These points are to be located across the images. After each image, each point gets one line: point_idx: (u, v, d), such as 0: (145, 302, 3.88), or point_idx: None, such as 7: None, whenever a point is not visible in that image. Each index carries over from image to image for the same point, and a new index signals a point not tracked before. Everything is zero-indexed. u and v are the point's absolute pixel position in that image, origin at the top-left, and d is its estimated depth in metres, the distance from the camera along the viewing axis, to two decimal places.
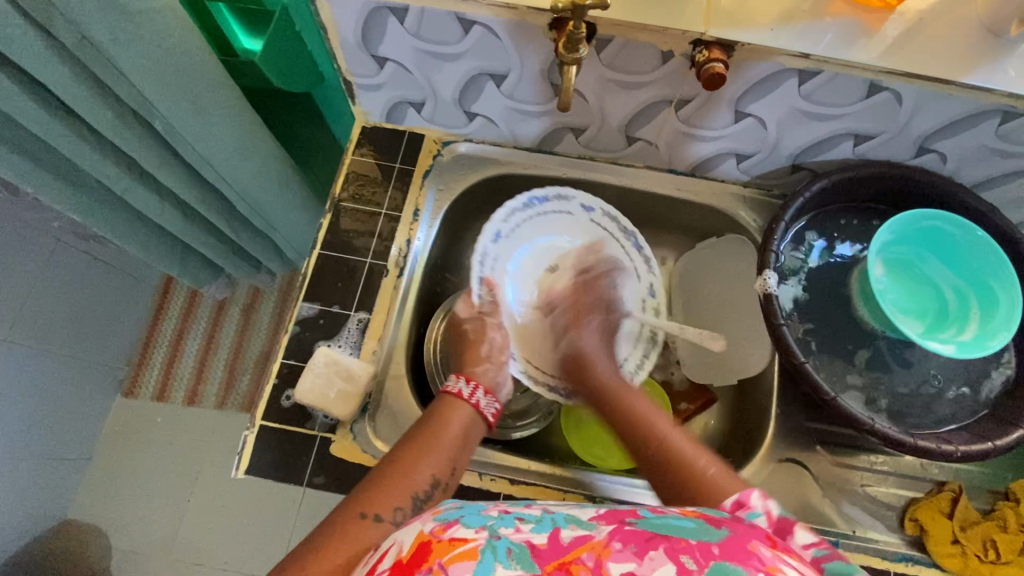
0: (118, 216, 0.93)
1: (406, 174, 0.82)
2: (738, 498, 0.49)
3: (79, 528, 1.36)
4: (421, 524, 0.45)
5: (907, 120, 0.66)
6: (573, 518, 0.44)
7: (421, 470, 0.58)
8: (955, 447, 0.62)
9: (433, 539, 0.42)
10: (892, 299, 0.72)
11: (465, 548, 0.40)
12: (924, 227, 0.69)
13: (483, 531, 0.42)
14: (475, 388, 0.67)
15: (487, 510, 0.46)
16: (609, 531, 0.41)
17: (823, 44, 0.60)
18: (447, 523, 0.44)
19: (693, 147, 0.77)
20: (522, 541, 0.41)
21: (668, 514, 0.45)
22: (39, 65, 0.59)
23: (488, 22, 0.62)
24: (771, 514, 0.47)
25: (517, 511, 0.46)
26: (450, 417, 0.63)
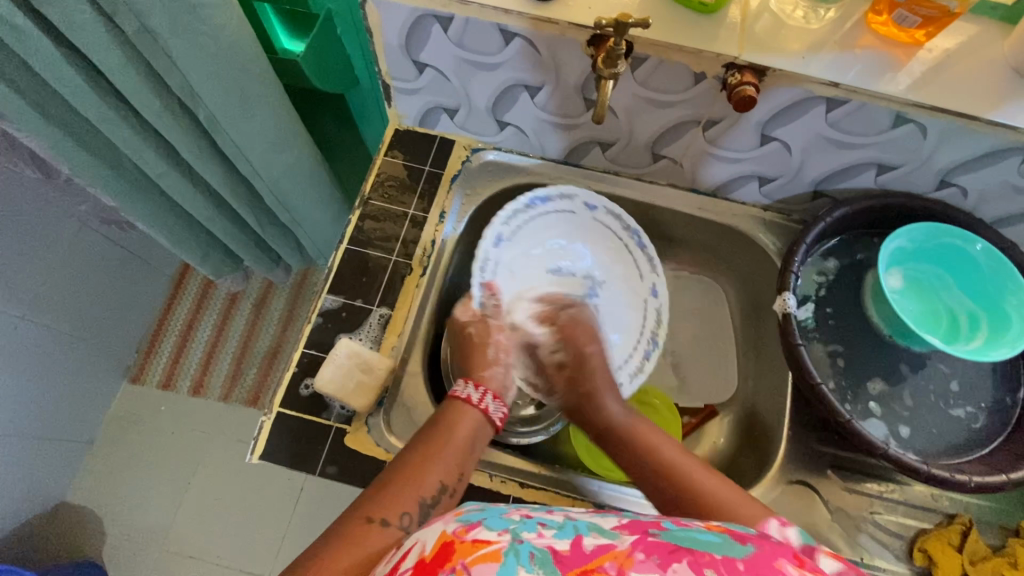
0: (150, 201, 0.96)
1: (434, 177, 0.84)
2: (753, 532, 0.52)
3: (75, 510, 1.36)
4: (443, 523, 0.46)
5: (930, 153, 0.67)
6: (596, 525, 0.44)
7: (428, 477, 0.57)
8: (969, 477, 0.62)
9: (456, 539, 0.43)
10: (904, 307, 0.74)
11: (488, 550, 0.41)
12: (948, 244, 0.71)
13: (505, 534, 0.43)
14: (483, 393, 0.67)
15: (509, 514, 0.46)
16: (632, 541, 0.42)
17: (851, 74, 0.62)
18: (469, 525, 0.44)
19: (717, 168, 0.78)
20: (545, 547, 0.41)
21: (692, 527, 0.45)
22: (98, 50, 0.61)
23: (528, 35, 0.64)
24: (790, 540, 0.49)
25: (540, 516, 0.46)
26: (459, 423, 0.63)
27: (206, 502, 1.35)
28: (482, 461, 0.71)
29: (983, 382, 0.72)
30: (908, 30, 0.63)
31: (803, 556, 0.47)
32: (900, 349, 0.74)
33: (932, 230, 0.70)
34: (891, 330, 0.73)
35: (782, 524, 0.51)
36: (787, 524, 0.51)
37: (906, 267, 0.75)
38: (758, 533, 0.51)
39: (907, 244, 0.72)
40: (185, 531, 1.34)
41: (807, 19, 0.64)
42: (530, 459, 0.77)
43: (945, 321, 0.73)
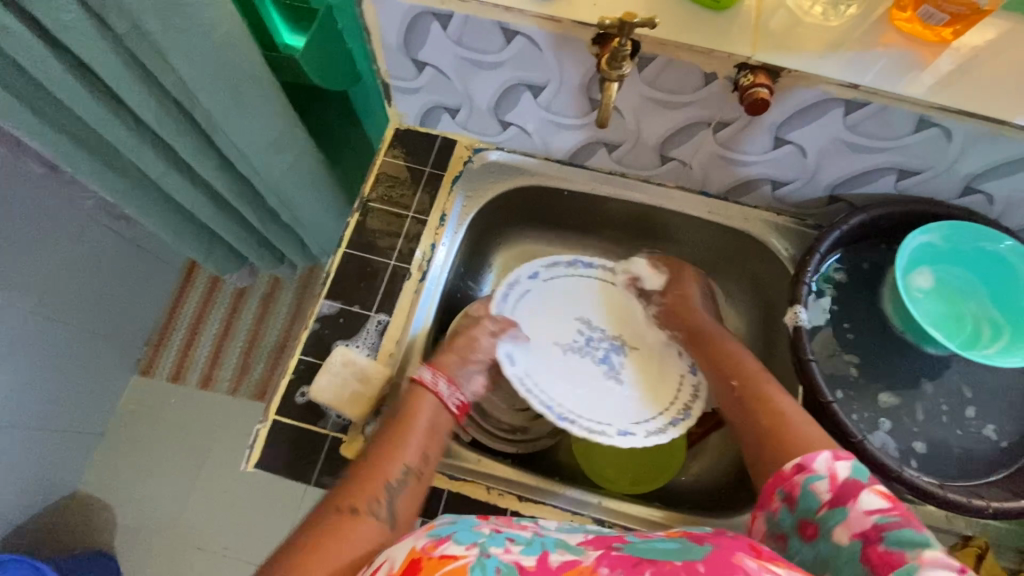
0: (151, 200, 0.95)
1: (436, 178, 0.82)
2: (801, 462, 0.52)
3: (87, 501, 1.38)
4: (413, 539, 0.45)
5: (955, 157, 0.64)
6: (563, 542, 0.45)
7: (395, 461, 0.57)
8: (987, 502, 0.59)
9: (423, 556, 0.42)
10: (927, 306, 0.69)
11: (455, 566, 0.41)
12: (983, 249, 0.67)
13: (473, 548, 0.43)
14: (438, 376, 0.66)
15: (478, 527, 0.46)
16: (597, 556, 0.42)
17: (871, 74, 0.58)
18: (439, 539, 0.44)
19: (728, 171, 0.75)
20: (511, 561, 0.42)
21: (655, 538, 0.45)
22: (90, 51, 0.60)
23: (530, 34, 0.62)
24: (837, 476, 0.50)
25: (509, 531, 0.46)
26: (418, 406, 0.63)
27: (214, 495, 1.37)
28: (481, 472, 0.69)
29: (1005, 398, 0.69)
30: (934, 28, 0.59)
31: (848, 491, 0.49)
32: (918, 362, 0.71)
33: (966, 229, 0.66)
34: (903, 326, 0.70)
35: (835, 457, 0.51)
36: (842, 456, 0.51)
37: (934, 268, 0.70)
38: (804, 460, 0.52)
39: (939, 242, 0.68)
40: (193, 523, 1.35)
41: (826, 16, 0.61)
42: (530, 470, 0.75)
43: (968, 328, 0.68)
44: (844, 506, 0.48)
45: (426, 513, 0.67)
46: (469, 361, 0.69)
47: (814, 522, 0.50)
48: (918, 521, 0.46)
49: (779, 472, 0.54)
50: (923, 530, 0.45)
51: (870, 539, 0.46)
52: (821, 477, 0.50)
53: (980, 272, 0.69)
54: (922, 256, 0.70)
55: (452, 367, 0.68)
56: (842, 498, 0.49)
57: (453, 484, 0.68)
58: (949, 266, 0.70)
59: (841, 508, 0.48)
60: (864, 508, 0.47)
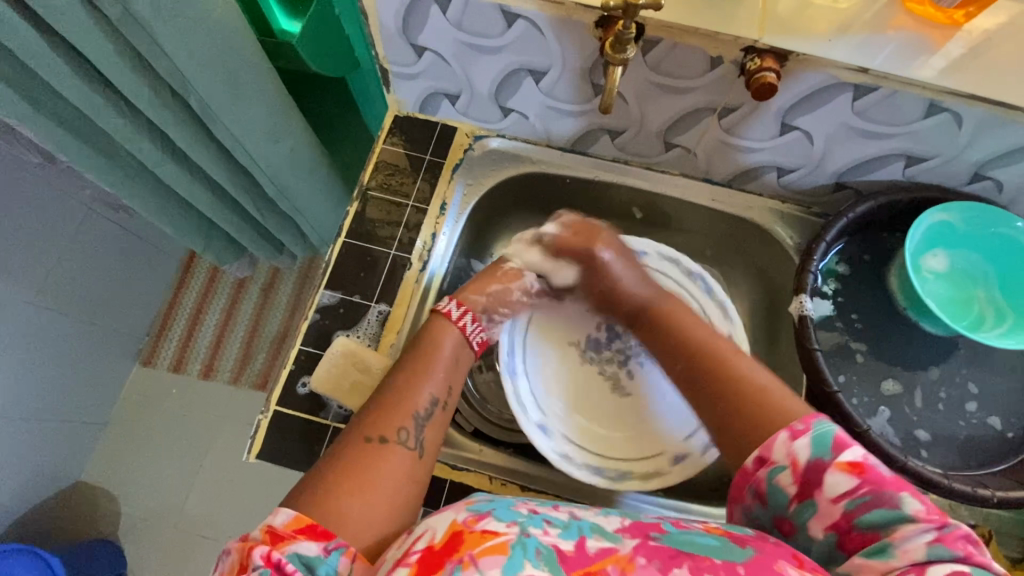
0: (149, 190, 0.94)
1: (436, 167, 0.81)
2: (760, 454, 0.50)
3: (91, 490, 1.38)
4: (453, 513, 0.45)
5: (965, 143, 0.62)
6: (598, 526, 0.44)
7: (419, 392, 0.58)
8: (991, 491, 0.59)
9: (464, 529, 0.42)
10: (936, 286, 0.68)
11: (496, 542, 0.41)
12: (1002, 235, 0.66)
13: (513, 526, 0.43)
14: (464, 311, 0.66)
15: (516, 507, 0.46)
16: (633, 546, 0.42)
17: (881, 57, 0.57)
18: (478, 514, 0.44)
19: (733, 158, 0.74)
20: (550, 544, 0.41)
21: (691, 529, 0.45)
22: (83, 36, 0.59)
23: (532, 17, 0.60)
24: (796, 465, 0.47)
25: (544, 512, 0.46)
26: (441, 339, 0.63)
27: (217, 485, 1.38)
28: (483, 463, 0.69)
29: (1011, 388, 0.69)
30: (946, 9, 0.58)
31: (812, 480, 0.47)
32: (924, 351, 0.70)
33: (991, 212, 0.65)
34: (906, 303, 0.70)
35: (793, 436, 0.49)
36: (800, 433, 0.48)
37: (947, 250, 0.69)
38: (764, 451, 0.50)
39: (958, 222, 0.67)
40: (197, 511, 1.36)
41: None
42: (533, 460, 0.75)
43: (972, 310, 0.68)
44: (812, 498, 0.47)
45: (429, 503, 0.67)
46: (497, 309, 0.70)
47: (789, 518, 0.49)
48: (892, 488, 0.45)
49: (742, 468, 0.52)
50: (897, 498, 0.44)
51: (841, 526, 0.46)
52: (783, 468, 0.48)
53: (989, 258, 0.69)
54: (937, 237, 0.69)
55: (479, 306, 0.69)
56: (808, 489, 0.47)
57: (456, 475, 0.68)
58: (963, 250, 0.69)
59: (808, 500, 0.47)
60: (833, 494, 0.46)
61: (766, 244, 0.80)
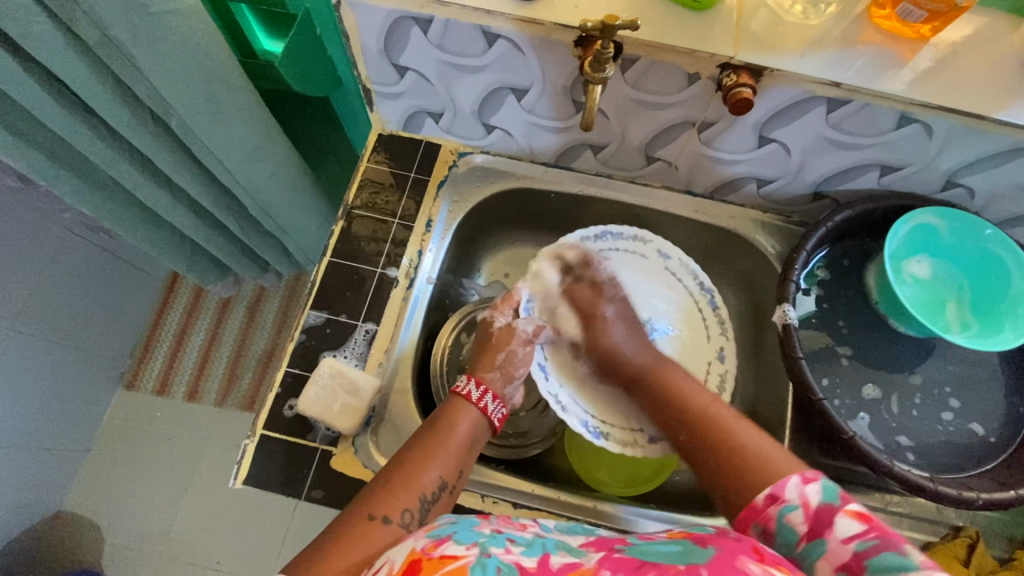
0: (130, 212, 0.93)
1: (421, 184, 0.81)
2: (772, 492, 0.50)
3: (72, 520, 1.34)
4: (413, 541, 0.44)
5: (937, 152, 0.64)
6: (563, 544, 0.45)
7: (428, 472, 0.57)
8: (977, 494, 0.60)
9: (423, 556, 0.42)
10: (911, 288, 0.70)
11: (455, 566, 0.40)
12: (985, 249, 0.68)
13: (473, 548, 0.42)
14: (484, 392, 0.65)
15: (477, 527, 0.46)
16: (598, 559, 0.42)
17: (852, 71, 0.59)
18: (438, 540, 0.43)
19: (713, 170, 0.75)
20: (511, 561, 0.41)
21: (658, 539, 0.45)
22: (60, 60, 0.58)
23: (512, 37, 0.61)
24: (808, 505, 0.48)
25: (508, 532, 0.46)
26: (457, 420, 0.62)
27: (204, 509, 1.35)
28: (474, 481, 0.69)
29: (992, 390, 0.70)
30: (912, 24, 0.60)
31: (823, 519, 0.47)
32: (904, 356, 0.72)
33: (974, 224, 0.67)
34: (878, 297, 0.71)
35: (804, 481, 0.49)
36: (810, 479, 0.49)
37: (930, 258, 0.71)
38: (776, 490, 0.50)
39: (943, 229, 0.69)
40: (182, 537, 1.33)
41: (807, 14, 0.61)
42: (525, 476, 0.74)
43: (943, 316, 0.69)
44: (823, 539, 0.46)
45: None
46: (512, 376, 0.69)
47: (795, 558, 0.48)
48: (898, 538, 0.44)
49: (751, 505, 0.52)
50: (903, 549, 0.43)
51: (853, 570, 0.44)
52: (795, 507, 0.48)
53: (973, 277, 0.69)
54: (921, 241, 0.70)
55: (494, 383, 0.68)
56: (819, 529, 0.47)
57: None
58: (949, 264, 0.71)
59: (819, 539, 0.46)
60: (841, 536, 0.45)
61: (748, 254, 0.82)
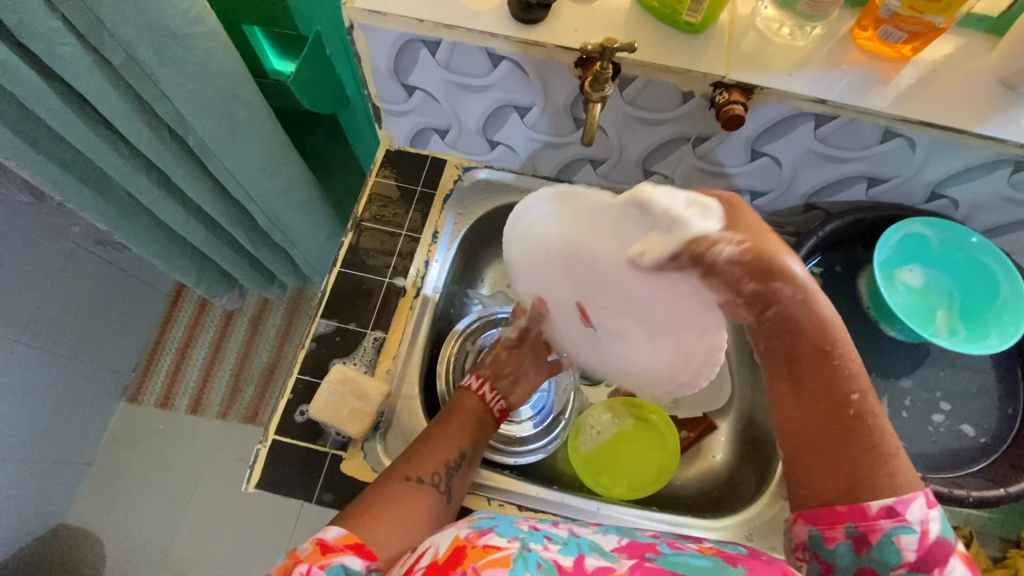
0: (142, 226, 0.95)
1: (427, 197, 0.84)
2: (894, 504, 0.52)
3: (75, 533, 1.35)
4: (456, 529, 0.48)
5: (920, 165, 0.68)
6: (597, 547, 0.48)
7: (450, 444, 0.65)
8: (967, 492, 0.62)
9: (467, 544, 0.45)
10: (902, 295, 0.72)
11: (498, 556, 0.43)
12: (974, 259, 0.70)
13: (514, 541, 0.46)
14: None
15: (517, 524, 0.49)
16: (631, 565, 0.45)
17: (837, 89, 0.62)
18: (481, 531, 0.46)
19: (708, 183, 0.78)
20: (550, 559, 0.45)
21: (687, 551, 0.48)
22: (87, 80, 0.62)
23: (516, 58, 0.64)
24: (928, 532, 0.51)
25: (545, 530, 0.49)
26: (469, 399, 0.72)
27: (207, 521, 1.35)
28: (479, 484, 0.71)
29: (982, 393, 0.72)
30: (894, 45, 0.63)
31: (931, 548, 0.51)
32: (897, 361, 0.74)
33: (966, 235, 0.70)
34: (871, 303, 0.74)
35: (929, 508, 0.52)
36: (933, 506, 0.53)
37: (920, 266, 0.74)
38: (899, 508, 0.52)
39: (934, 239, 0.71)
40: (185, 549, 1.33)
41: (794, 36, 0.64)
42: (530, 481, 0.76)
43: (931, 322, 0.71)
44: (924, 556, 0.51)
45: None
46: None
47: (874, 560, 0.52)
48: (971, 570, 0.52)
49: (857, 505, 0.53)
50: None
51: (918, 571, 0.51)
52: (913, 531, 0.51)
53: (961, 286, 0.72)
54: (912, 249, 0.73)
55: None
56: (925, 552, 0.51)
57: None
58: (941, 274, 0.73)
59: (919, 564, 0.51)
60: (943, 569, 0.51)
61: None
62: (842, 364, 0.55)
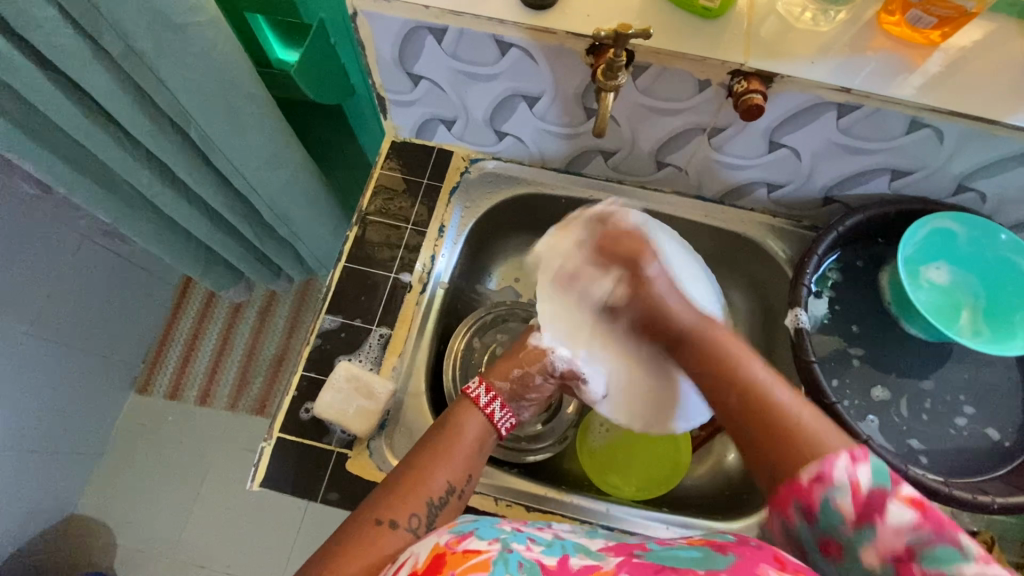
0: (146, 218, 0.94)
1: (433, 190, 0.82)
2: (818, 470, 0.45)
3: (86, 523, 1.36)
4: (437, 535, 0.46)
5: (948, 157, 0.65)
6: (583, 546, 0.46)
7: (436, 477, 0.56)
8: (991, 498, 0.60)
9: (447, 550, 0.43)
10: (926, 292, 0.70)
11: (478, 560, 0.42)
12: (1006, 260, 0.67)
13: (495, 543, 0.44)
14: (493, 398, 0.64)
15: (499, 525, 0.47)
16: (617, 562, 0.43)
17: (862, 77, 0.59)
18: (462, 535, 0.45)
19: (723, 175, 0.76)
20: (533, 559, 0.43)
21: (676, 545, 0.45)
22: (84, 69, 0.60)
23: (525, 46, 0.62)
24: (859, 488, 0.43)
25: (529, 530, 0.47)
26: (464, 428, 0.60)
27: (215, 512, 1.36)
28: (487, 483, 0.70)
29: (1008, 397, 0.70)
30: (922, 30, 0.60)
31: (874, 505, 0.43)
32: (918, 361, 0.71)
33: (997, 235, 0.67)
34: (892, 299, 0.71)
35: (854, 462, 0.44)
36: (860, 458, 0.44)
37: (946, 263, 0.71)
38: (823, 469, 0.45)
39: (964, 237, 0.69)
40: (194, 540, 1.34)
41: (816, 21, 0.61)
42: (539, 480, 0.75)
43: (955, 321, 0.69)
44: (871, 524, 0.43)
45: None
46: (520, 397, 0.68)
47: (839, 540, 0.44)
48: (951, 526, 0.41)
49: (791, 481, 0.46)
50: (960, 541, 0.40)
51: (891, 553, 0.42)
52: (844, 492, 0.43)
53: (989, 286, 0.69)
54: (941, 245, 0.70)
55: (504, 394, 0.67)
56: (869, 513, 0.43)
57: None
58: (968, 272, 0.70)
59: (869, 526, 0.43)
60: (892, 524, 0.42)
61: (758, 258, 0.82)
62: (723, 349, 0.57)
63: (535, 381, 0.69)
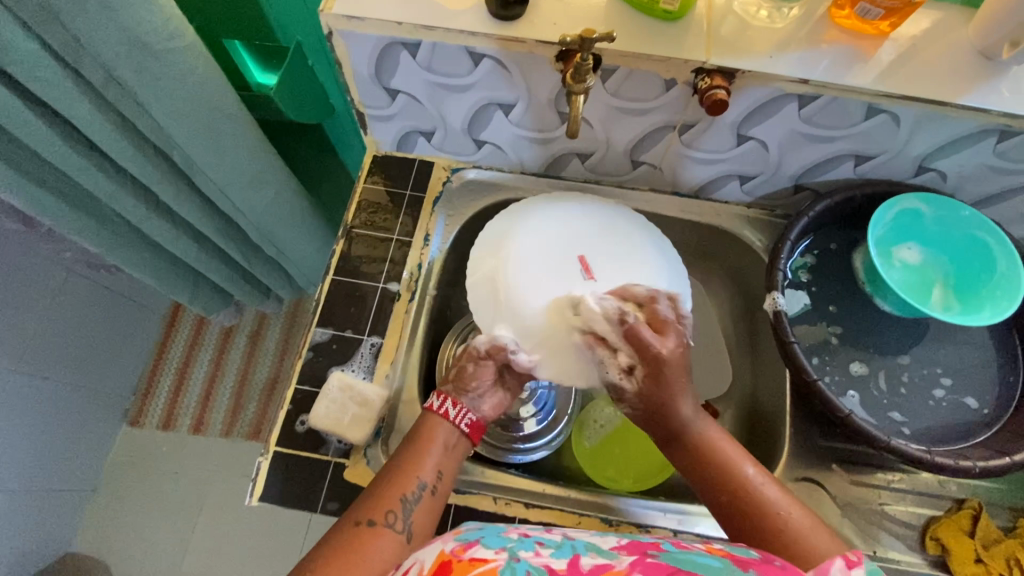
0: (132, 246, 0.95)
1: (417, 201, 0.84)
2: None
3: (82, 560, 1.33)
4: (441, 543, 0.47)
5: (906, 139, 0.68)
6: (593, 546, 0.48)
7: (410, 477, 0.58)
8: (973, 463, 0.61)
9: (454, 558, 0.44)
10: (898, 271, 0.72)
11: (486, 567, 0.43)
12: (972, 237, 0.70)
13: (502, 552, 0.45)
14: (445, 399, 0.64)
15: (506, 534, 0.49)
16: (630, 561, 0.44)
17: (820, 69, 0.62)
18: (467, 544, 0.46)
19: (696, 170, 0.78)
20: (541, 564, 0.44)
21: (692, 550, 0.47)
22: (66, 100, 0.61)
23: (496, 55, 0.64)
24: None
25: (536, 537, 0.49)
26: (433, 430, 0.62)
27: (214, 539, 1.34)
28: (484, 484, 0.70)
29: (983, 367, 0.72)
30: (871, 21, 0.63)
31: None
32: (896, 338, 0.74)
33: (961, 213, 0.70)
34: (866, 279, 0.74)
35: (848, 566, 0.46)
36: (853, 563, 0.47)
37: (916, 243, 0.73)
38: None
39: (932, 217, 0.72)
40: (194, 569, 1.32)
41: (772, 18, 0.65)
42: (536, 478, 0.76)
43: (927, 297, 0.71)
44: None
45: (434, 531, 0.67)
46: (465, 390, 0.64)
47: None
48: None
49: None
50: None
51: None
52: None
53: (957, 263, 0.72)
54: (909, 225, 0.73)
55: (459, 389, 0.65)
56: None
57: (459, 498, 0.68)
58: (938, 251, 0.73)
59: None
60: None
61: (736, 248, 0.85)
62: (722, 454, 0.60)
63: (470, 370, 0.65)
